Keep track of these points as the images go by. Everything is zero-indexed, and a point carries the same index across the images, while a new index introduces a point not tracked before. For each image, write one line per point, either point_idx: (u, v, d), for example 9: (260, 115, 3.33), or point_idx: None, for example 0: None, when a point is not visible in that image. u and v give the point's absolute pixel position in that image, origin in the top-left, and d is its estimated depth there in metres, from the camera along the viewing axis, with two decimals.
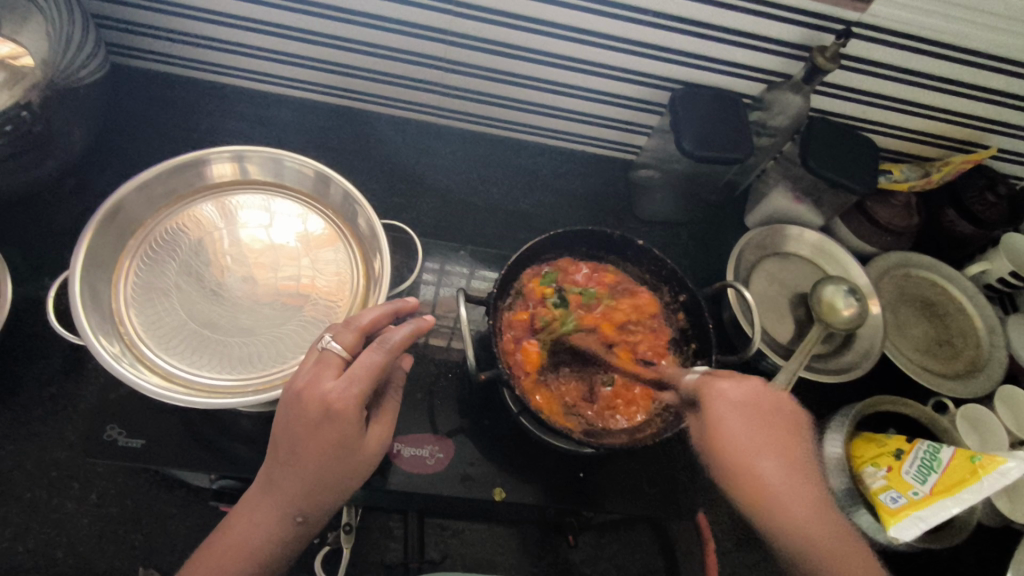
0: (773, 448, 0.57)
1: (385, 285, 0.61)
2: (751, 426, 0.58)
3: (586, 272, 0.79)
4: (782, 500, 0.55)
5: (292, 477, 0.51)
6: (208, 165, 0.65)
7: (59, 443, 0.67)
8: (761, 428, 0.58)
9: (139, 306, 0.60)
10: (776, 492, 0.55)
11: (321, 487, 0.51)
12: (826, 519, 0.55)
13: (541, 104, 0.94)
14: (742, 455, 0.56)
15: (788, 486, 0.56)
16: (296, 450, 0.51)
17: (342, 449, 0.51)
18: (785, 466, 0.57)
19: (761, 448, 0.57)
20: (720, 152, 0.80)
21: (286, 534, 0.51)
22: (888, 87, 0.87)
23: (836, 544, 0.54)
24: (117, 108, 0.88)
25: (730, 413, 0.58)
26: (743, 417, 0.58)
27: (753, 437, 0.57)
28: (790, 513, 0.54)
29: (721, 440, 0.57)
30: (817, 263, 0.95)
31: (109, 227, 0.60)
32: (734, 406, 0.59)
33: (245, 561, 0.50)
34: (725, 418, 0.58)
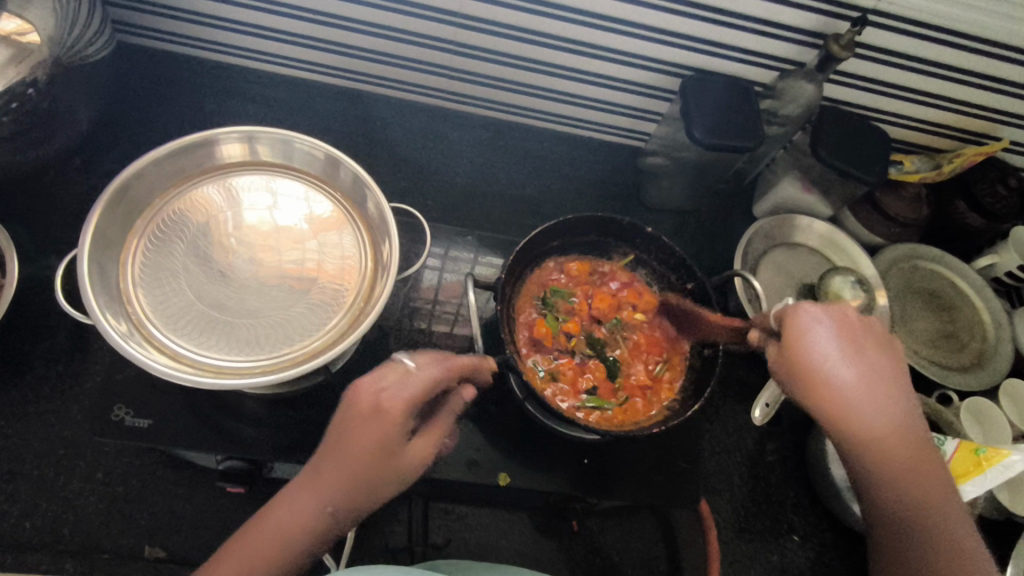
0: (877, 368, 0.49)
1: (391, 284, 0.56)
2: (862, 347, 0.49)
3: (550, 273, 0.74)
4: (869, 427, 0.47)
5: (331, 467, 0.45)
6: (216, 144, 0.61)
7: (65, 422, 0.67)
8: (859, 351, 0.49)
9: (147, 286, 0.57)
10: (870, 425, 0.47)
11: (357, 485, 0.44)
12: (916, 443, 0.48)
13: (551, 89, 0.93)
14: (828, 379, 0.47)
15: (897, 414, 0.48)
16: (340, 440, 0.45)
17: (382, 450, 0.45)
18: (890, 395, 0.48)
19: (851, 361, 0.48)
20: (730, 141, 0.80)
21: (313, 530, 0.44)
22: (902, 77, 0.86)
23: (926, 489, 0.47)
24: (124, 88, 0.87)
25: (823, 328, 0.49)
26: (838, 338, 0.49)
27: (860, 361, 0.48)
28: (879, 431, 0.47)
29: (806, 374, 0.48)
30: (825, 255, 0.94)
31: (117, 205, 0.56)
32: (829, 324, 0.49)
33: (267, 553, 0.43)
34: (810, 332, 0.49)
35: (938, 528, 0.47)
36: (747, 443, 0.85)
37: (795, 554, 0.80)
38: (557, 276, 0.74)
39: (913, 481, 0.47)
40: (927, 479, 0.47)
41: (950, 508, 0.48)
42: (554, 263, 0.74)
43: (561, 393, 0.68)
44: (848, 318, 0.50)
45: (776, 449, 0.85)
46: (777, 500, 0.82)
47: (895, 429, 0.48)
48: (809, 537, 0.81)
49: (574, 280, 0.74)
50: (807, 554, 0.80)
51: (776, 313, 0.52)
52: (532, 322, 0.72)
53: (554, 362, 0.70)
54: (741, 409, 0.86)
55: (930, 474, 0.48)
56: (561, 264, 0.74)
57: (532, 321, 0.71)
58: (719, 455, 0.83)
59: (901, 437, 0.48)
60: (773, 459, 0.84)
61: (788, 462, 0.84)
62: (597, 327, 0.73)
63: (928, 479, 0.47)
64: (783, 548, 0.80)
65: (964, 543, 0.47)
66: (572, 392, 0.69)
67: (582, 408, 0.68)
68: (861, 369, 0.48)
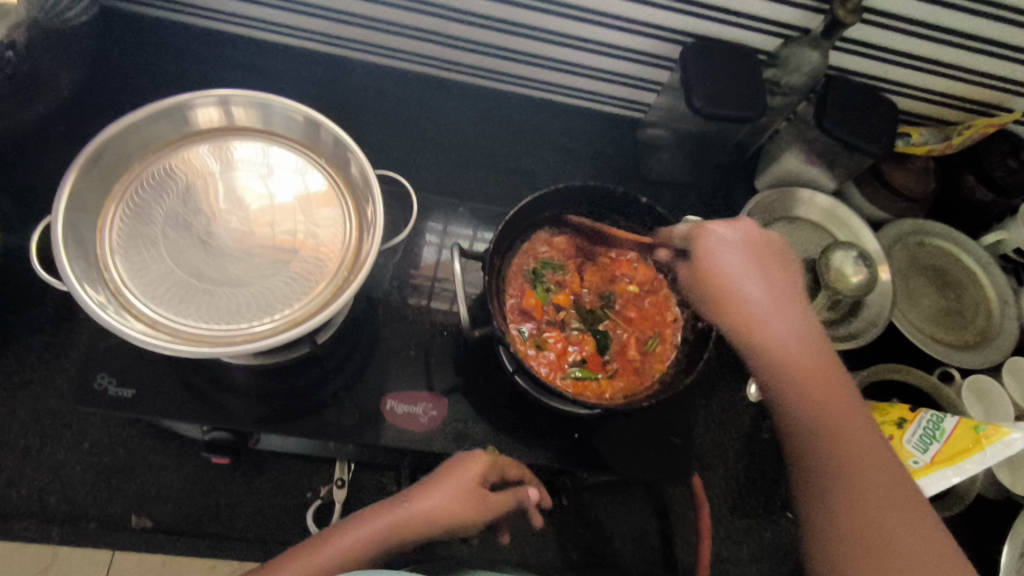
0: (775, 285, 0.56)
1: (374, 256, 0.54)
2: (764, 265, 0.57)
3: (542, 246, 0.72)
4: (770, 333, 0.54)
5: (412, 508, 0.55)
6: (192, 108, 0.58)
7: (51, 392, 0.67)
8: (762, 267, 0.57)
9: (126, 254, 0.55)
10: (769, 331, 0.54)
11: (425, 511, 0.55)
12: (825, 368, 0.53)
13: (548, 58, 0.90)
14: (731, 291, 0.56)
15: (794, 328, 0.54)
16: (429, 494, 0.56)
17: (457, 486, 0.56)
18: (787, 310, 0.55)
19: (753, 275, 0.56)
20: (729, 111, 0.78)
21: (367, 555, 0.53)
22: (911, 44, 0.83)
23: (827, 405, 0.51)
24: (110, 56, 0.85)
25: (732, 251, 0.57)
26: (742, 259, 0.57)
27: (757, 278, 0.56)
28: (779, 343, 0.53)
29: (714, 287, 0.57)
30: (827, 229, 0.92)
31: (93, 171, 0.55)
32: (737, 245, 0.58)
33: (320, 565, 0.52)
34: (719, 250, 0.58)
35: (847, 437, 0.50)
36: (743, 420, 0.84)
37: (789, 530, 0.79)
38: (542, 247, 0.72)
39: (822, 394, 0.52)
40: (851, 428, 0.50)
41: (863, 428, 0.50)
42: (545, 235, 0.72)
43: (550, 367, 0.68)
44: (751, 238, 0.58)
45: (773, 426, 0.84)
46: (772, 477, 0.81)
47: (798, 339, 0.53)
48: None
49: (567, 252, 0.73)
50: (802, 531, 0.79)
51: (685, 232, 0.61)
52: (520, 296, 0.70)
53: (542, 336, 0.69)
54: (737, 385, 0.85)
55: (833, 394, 0.52)
56: (552, 236, 0.73)
57: (522, 295, 0.70)
58: (713, 431, 0.82)
59: (799, 352, 0.53)
60: (769, 436, 0.83)
61: None
62: (584, 297, 0.72)
63: (829, 398, 0.51)
64: (776, 525, 0.79)
65: (876, 472, 0.48)
66: (560, 366, 0.68)
67: (570, 382, 0.67)
68: (758, 286, 0.56)
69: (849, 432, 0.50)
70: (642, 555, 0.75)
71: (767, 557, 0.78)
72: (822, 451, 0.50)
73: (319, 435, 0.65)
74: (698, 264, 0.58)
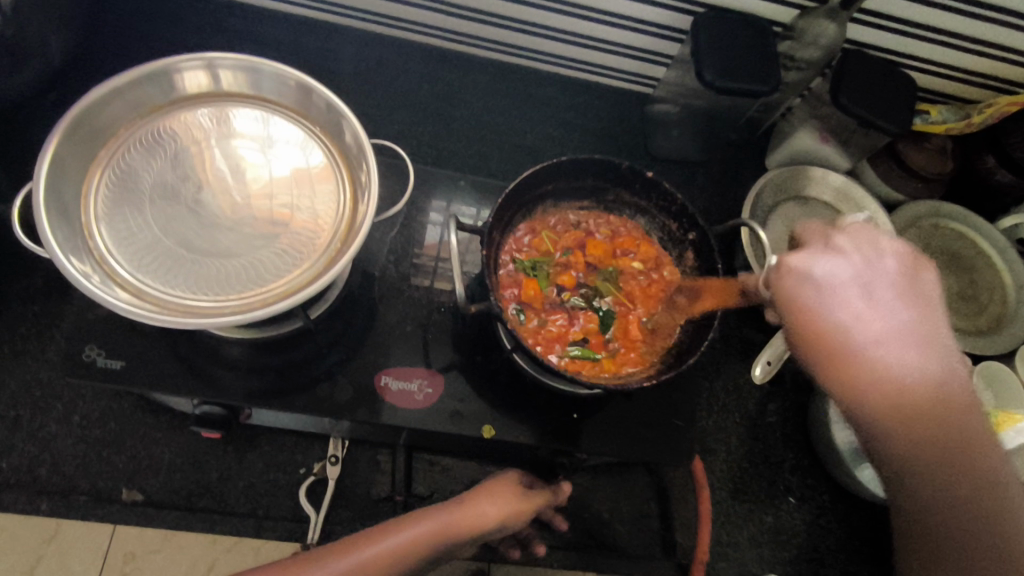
0: (907, 318, 0.38)
1: (367, 226, 0.52)
2: (887, 293, 0.39)
3: (541, 225, 0.70)
4: (898, 389, 0.37)
5: (458, 514, 0.56)
6: (180, 71, 0.56)
7: (42, 363, 0.66)
8: (876, 299, 0.39)
9: (111, 222, 0.53)
10: (892, 382, 0.37)
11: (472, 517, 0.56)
12: (962, 426, 0.37)
13: (555, 29, 0.86)
14: (829, 331, 0.38)
15: (942, 378, 0.37)
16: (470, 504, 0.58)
17: (496, 495, 0.60)
18: (912, 345, 0.37)
19: (861, 305, 0.38)
20: (741, 84, 0.75)
21: (423, 556, 0.52)
22: (934, 17, 0.79)
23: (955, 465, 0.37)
24: (102, 20, 0.83)
25: (824, 281, 0.40)
26: (846, 287, 0.39)
27: (867, 310, 0.38)
28: (900, 395, 0.37)
29: (810, 328, 0.39)
30: (839, 209, 0.89)
31: (76, 136, 0.53)
32: (837, 268, 0.40)
33: (374, 565, 0.50)
34: (805, 279, 0.40)
35: (990, 505, 0.37)
36: (748, 404, 0.82)
37: (790, 515, 0.78)
38: (534, 234, 0.70)
39: (968, 471, 0.37)
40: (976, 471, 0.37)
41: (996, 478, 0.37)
42: (544, 214, 0.70)
43: (549, 345, 0.66)
44: (861, 257, 0.40)
45: (778, 410, 0.82)
46: (775, 461, 0.80)
47: (937, 391, 0.37)
48: (807, 500, 0.79)
49: (566, 232, 0.71)
50: (804, 516, 0.78)
51: (763, 265, 0.44)
52: (513, 278, 0.68)
53: (541, 314, 0.67)
54: (742, 367, 0.83)
55: (962, 444, 0.37)
56: (549, 214, 0.71)
57: (521, 274, 0.68)
58: (716, 414, 0.81)
59: (927, 399, 0.37)
60: (774, 420, 0.81)
61: (789, 423, 0.81)
62: (589, 278, 0.71)
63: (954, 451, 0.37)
64: (778, 510, 0.78)
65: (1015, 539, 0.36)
66: (561, 344, 0.66)
67: (570, 360, 0.65)
68: (870, 324, 0.38)
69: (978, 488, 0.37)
70: (641, 537, 0.74)
71: (768, 542, 0.77)
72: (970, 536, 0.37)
73: (312, 411, 0.63)
74: (789, 305, 0.40)
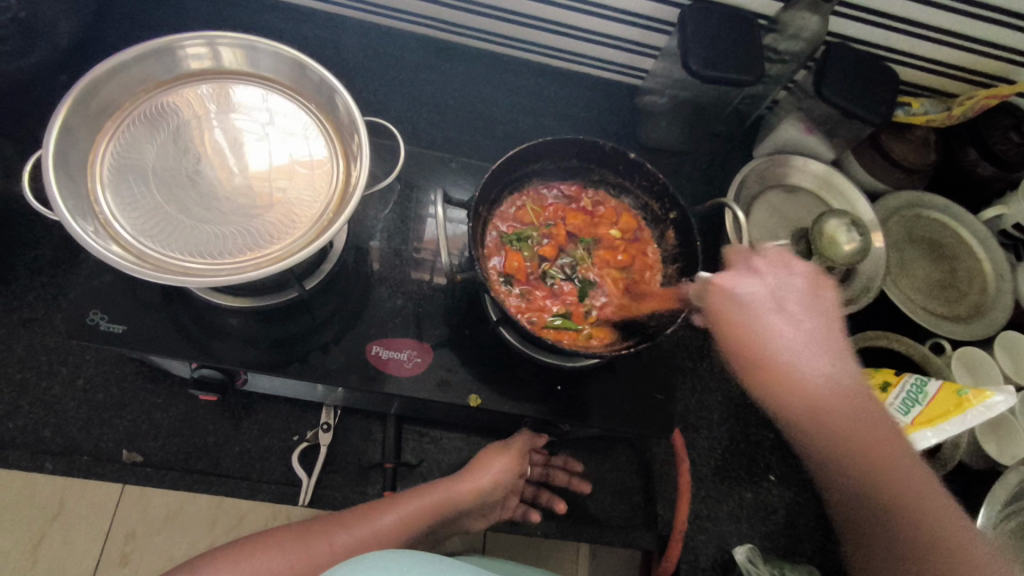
0: (808, 327, 0.52)
1: (358, 195, 0.55)
2: (794, 305, 0.53)
3: (529, 202, 0.73)
4: (805, 382, 0.50)
5: (438, 492, 0.64)
6: (184, 49, 0.59)
7: (49, 329, 0.69)
8: (776, 312, 0.53)
9: (116, 189, 0.56)
10: (799, 376, 0.50)
11: (450, 493, 0.65)
12: (853, 402, 0.50)
13: (547, 21, 0.89)
14: (755, 343, 0.52)
15: (828, 376, 0.50)
16: (450, 480, 0.66)
17: (471, 470, 0.67)
18: (812, 347, 0.51)
19: (773, 316, 0.52)
20: (724, 73, 0.77)
21: (410, 527, 0.61)
22: (914, 10, 0.82)
23: (853, 432, 0.49)
24: (109, 6, 0.86)
25: (748, 301, 0.53)
26: (761, 304, 0.53)
27: (780, 322, 0.52)
28: (810, 387, 0.50)
29: (735, 337, 0.53)
30: (821, 197, 0.92)
31: (84, 108, 0.56)
32: (755, 293, 0.54)
33: (362, 540, 0.58)
34: (737, 302, 0.54)
35: (885, 469, 0.48)
36: (731, 386, 0.84)
37: (770, 492, 0.80)
38: (530, 204, 0.73)
39: (863, 439, 0.49)
40: (862, 437, 0.49)
41: (886, 441, 0.49)
42: (531, 193, 0.73)
43: (533, 317, 0.68)
44: (772, 276, 0.54)
45: None
46: (756, 440, 0.82)
47: (828, 384, 0.50)
48: (786, 477, 0.81)
49: (553, 209, 0.74)
50: (783, 493, 0.80)
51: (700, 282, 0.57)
52: (501, 246, 0.71)
53: (526, 288, 0.70)
54: (725, 349, 0.85)
55: (859, 412, 0.50)
56: (536, 194, 0.73)
57: (507, 248, 0.70)
58: (699, 393, 0.83)
59: (814, 387, 0.50)
60: (756, 401, 0.84)
61: (770, 404, 0.84)
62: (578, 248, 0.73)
63: (859, 426, 0.49)
64: (758, 487, 0.80)
65: (906, 489, 0.47)
66: (543, 316, 0.69)
67: (553, 330, 0.67)
68: (781, 329, 0.52)
69: (877, 445, 0.49)
70: (623, 510, 0.77)
71: (748, 517, 0.79)
72: (870, 495, 0.48)
73: (305, 378, 0.66)
74: (717, 321, 0.55)
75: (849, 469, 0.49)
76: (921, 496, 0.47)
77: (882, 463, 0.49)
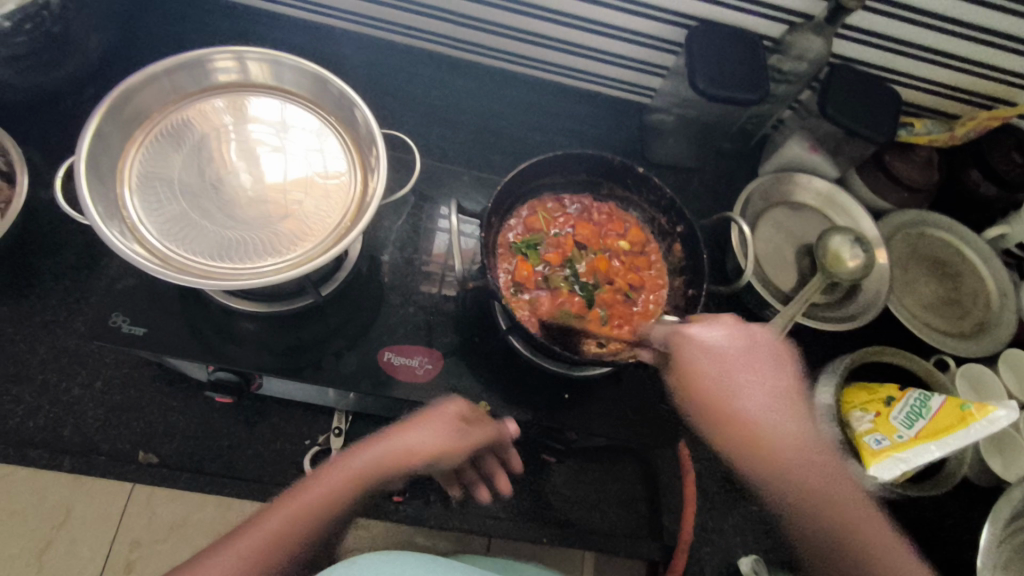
0: (758, 386, 0.60)
1: (375, 203, 0.57)
2: (766, 366, 0.61)
3: (541, 210, 0.75)
4: (771, 441, 0.58)
5: (366, 471, 0.56)
6: (213, 63, 0.62)
7: (70, 332, 0.71)
8: (754, 372, 0.60)
9: (143, 195, 0.58)
10: (771, 435, 0.58)
11: (385, 469, 0.57)
12: (812, 459, 0.58)
13: (558, 40, 0.92)
14: (722, 398, 0.59)
15: (796, 434, 0.58)
16: (383, 451, 0.58)
17: (410, 442, 0.59)
18: (772, 408, 0.59)
19: (752, 375, 0.60)
20: (731, 92, 0.79)
21: (336, 517, 0.53)
22: (916, 33, 0.84)
23: (822, 490, 0.56)
24: (137, 23, 0.89)
25: (721, 356, 0.60)
26: (731, 364, 0.60)
27: (745, 382, 0.60)
28: (771, 446, 0.57)
29: (701, 390, 0.59)
30: (826, 214, 0.94)
31: (115, 117, 0.58)
32: (725, 346, 0.61)
33: (278, 541, 0.51)
34: (694, 356, 0.60)
35: (864, 533, 0.55)
36: None
37: None
38: (542, 214, 0.74)
39: (830, 502, 0.56)
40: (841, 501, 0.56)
41: (844, 499, 0.57)
42: (545, 202, 0.75)
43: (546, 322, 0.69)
44: (736, 335, 0.61)
45: None
46: None
47: (790, 440, 0.58)
48: None
49: (564, 219, 0.75)
50: None
51: (663, 332, 0.63)
52: (512, 253, 0.73)
53: (539, 294, 0.71)
54: None
55: (819, 461, 0.58)
56: (547, 203, 0.76)
57: (520, 256, 0.72)
58: None
59: (797, 444, 0.58)
60: None
61: None
62: (591, 261, 0.74)
63: (814, 485, 0.56)
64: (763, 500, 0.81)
65: (884, 546, 0.55)
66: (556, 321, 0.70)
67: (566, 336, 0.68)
68: (745, 387, 0.59)
69: (849, 504, 0.56)
70: (628, 520, 0.77)
71: (753, 530, 0.79)
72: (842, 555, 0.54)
73: (318, 383, 0.67)
74: (681, 369, 0.60)
75: (830, 530, 0.55)
76: (890, 548, 0.54)
77: (852, 520, 0.56)
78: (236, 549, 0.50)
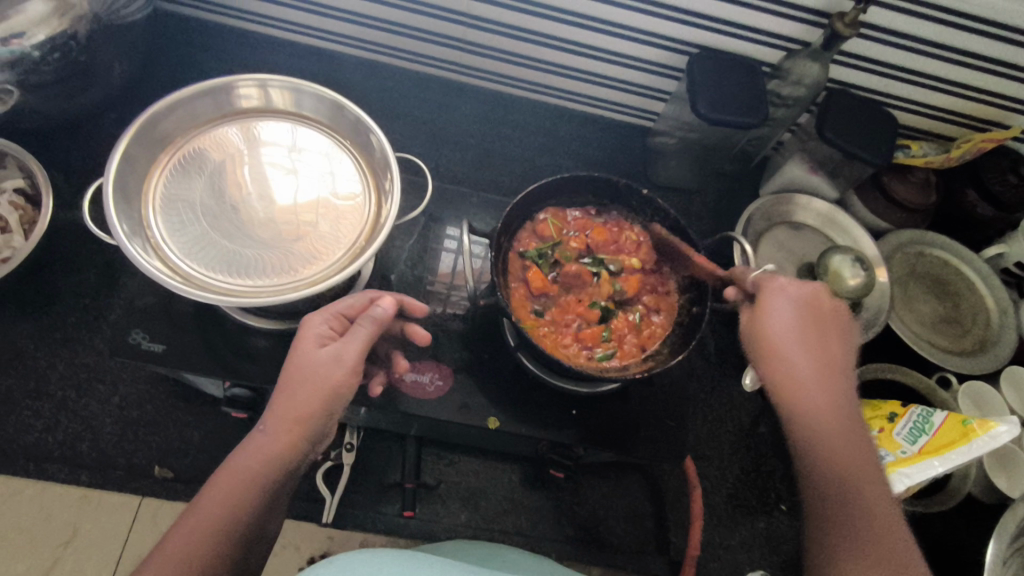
0: (821, 350, 0.58)
1: (390, 224, 0.59)
2: (831, 335, 0.59)
3: (548, 224, 0.75)
4: (815, 397, 0.56)
5: (279, 428, 0.50)
6: (235, 90, 0.65)
7: (87, 350, 0.74)
8: (817, 332, 0.58)
9: (166, 215, 0.61)
10: (812, 390, 0.56)
11: (299, 417, 0.51)
12: (850, 430, 0.55)
13: (562, 66, 0.95)
14: (780, 342, 0.58)
15: (839, 404, 0.56)
16: (287, 398, 0.51)
17: (311, 378, 0.52)
18: (824, 373, 0.57)
19: (813, 335, 0.58)
20: (731, 116, 0.82)
21: (268, 492, 0.49)
22: (910, 59, 0.87)
23: (849, 456, 0.54)
24: (157, 52, 0.93)
25: (790, 306, 0.59)
26: (802, 317, 0.59)
27: (807, 338, 0.58)
28: (813, 395, 0.56)
29: (763, 330, 0.59)
30: (826, 234, 0.95)
31: (142, 141, 0.61)
32: (801, 301, 0.59)
33: (215, 532, 0.46)
34: (775, 303, 0.59)
35: (878, 510, 0.52)
36: (741, 416, 0.86)
37: (781, 522, 0.81)
38: (553, 221, 0.75)
39: (849, 475, 0.53)
40: (869, 478, 0.53)
41: (871, 480, 0.53)
42: (549, 215, 0.75)
43: (550, 339, 0.71)
44: (814, 298, 0.60)
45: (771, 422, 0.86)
46: (767, 471, 0.83)
47: (834, 407, 0.56)
48: (797, 508, 0.82)
49: (569, 229, 0.75)
50: (794, 523, 0.81)
51: (755, 279, 0.62)
52: (522, 263, 0.73)
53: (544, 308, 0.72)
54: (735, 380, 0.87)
55: (852, 436, 0.55)
56: (556, 215, 0.75)
57: (530, 271, 0.72)
58: (710, 422, 0.85)
59: (834, 406, 0.56)
60: (767, 430, 0.85)
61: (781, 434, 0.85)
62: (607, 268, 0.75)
63: (845, 453, 0.54)
64: (769, 516, 0.81)
65: (893, 522, 0.51)
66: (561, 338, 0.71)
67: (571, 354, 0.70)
68: (805, 342, 0.58)
69: (868, 473, 0.54)
70: (635, 535, 0.78)
71: (759, 546, 0.80)
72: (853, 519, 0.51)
73: None
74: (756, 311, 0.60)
75: (839, 485, 0.53)
76: (896, 527, 0.51)
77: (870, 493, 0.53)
78: (178, 545, 0.45)
